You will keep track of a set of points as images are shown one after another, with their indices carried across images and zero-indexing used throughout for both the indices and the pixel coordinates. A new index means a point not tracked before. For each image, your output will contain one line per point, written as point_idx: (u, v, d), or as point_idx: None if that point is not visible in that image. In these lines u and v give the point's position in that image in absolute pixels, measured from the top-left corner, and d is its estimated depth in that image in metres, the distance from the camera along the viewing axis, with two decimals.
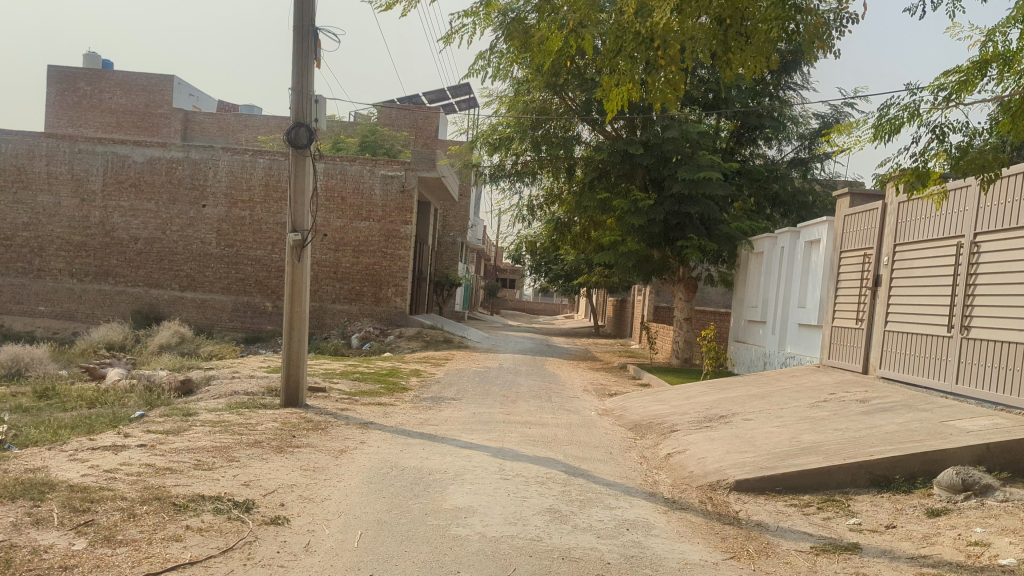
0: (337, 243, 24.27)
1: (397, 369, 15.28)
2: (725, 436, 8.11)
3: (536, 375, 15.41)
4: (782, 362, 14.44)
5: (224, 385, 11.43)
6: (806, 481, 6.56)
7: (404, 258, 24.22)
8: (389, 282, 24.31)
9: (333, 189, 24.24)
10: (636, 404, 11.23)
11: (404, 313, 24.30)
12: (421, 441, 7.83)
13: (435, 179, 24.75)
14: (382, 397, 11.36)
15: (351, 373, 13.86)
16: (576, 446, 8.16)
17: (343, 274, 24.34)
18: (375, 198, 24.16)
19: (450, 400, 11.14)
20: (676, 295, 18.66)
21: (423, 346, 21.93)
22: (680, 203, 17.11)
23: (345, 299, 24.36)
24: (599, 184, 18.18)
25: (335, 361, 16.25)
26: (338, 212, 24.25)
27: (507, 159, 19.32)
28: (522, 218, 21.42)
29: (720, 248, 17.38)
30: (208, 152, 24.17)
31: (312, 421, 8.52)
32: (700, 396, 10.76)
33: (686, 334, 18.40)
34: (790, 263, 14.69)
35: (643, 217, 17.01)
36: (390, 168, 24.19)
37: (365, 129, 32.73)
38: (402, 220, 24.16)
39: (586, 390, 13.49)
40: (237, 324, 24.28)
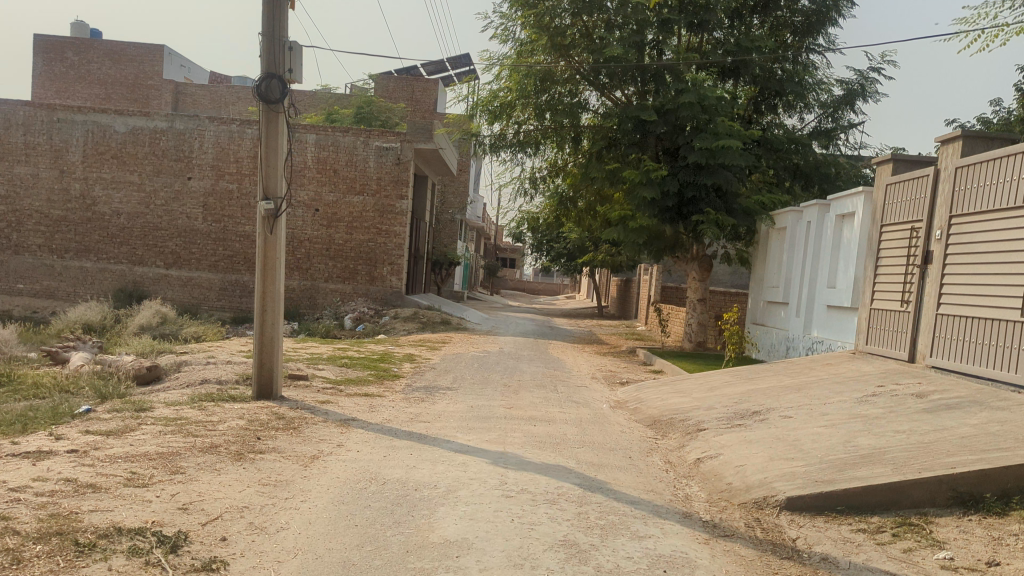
0: (329, 218, 23.07)
1: (390, 354, 14.10)
2: (764, 439, 6.93)
3: (540, 361, 14.24)
4: (808, 347, 13.28)
5: (194, 372, 10.26)
6: (873, 499, 5.40)
7: (400, 235, 23.01)
8: (384, 260, 23.13)
9: (325, 161, 22.98)
10: (653, 395, 10.05)
11: (400, 293, 23.13)
12: (408, 444, 6.66)
13: (432, 151, 23.50)
14: (369, 387, 10.19)
15: (338, 358, 12.69)
16: (591, 449, 6.99)
17: (336, 251, 23.16)
18: (369, 171, 22.94)
19: (446, 390, 9.98)
20: (689, 274, 17.49)
21: (419, 327, 20.79)
22: (696, 174, 15.90)
23: (338, 277, 23.18)
24: (608, 154, 16.99)
25: (324, 344, 15.08)
26: (331, 185, 23.01)
27: (509, 127, 18.14)
28: (524, 192, 20.21)
29: (738, 224, 16.18)
30: (193, 122, 22.89)
31: (284, 419, 7.34)
32: (726, 387, 9.59)
33: (700, 317, 17.27)
34: (818, 240, 13.47)
35: (656, 189, 15.79)
36: (385, 139, 22.93)
37: (360, 100, 31.45)
38: (397, 195, 22.94)
39: (594, 378, 12.33)
40: (225, 303, 23.13)
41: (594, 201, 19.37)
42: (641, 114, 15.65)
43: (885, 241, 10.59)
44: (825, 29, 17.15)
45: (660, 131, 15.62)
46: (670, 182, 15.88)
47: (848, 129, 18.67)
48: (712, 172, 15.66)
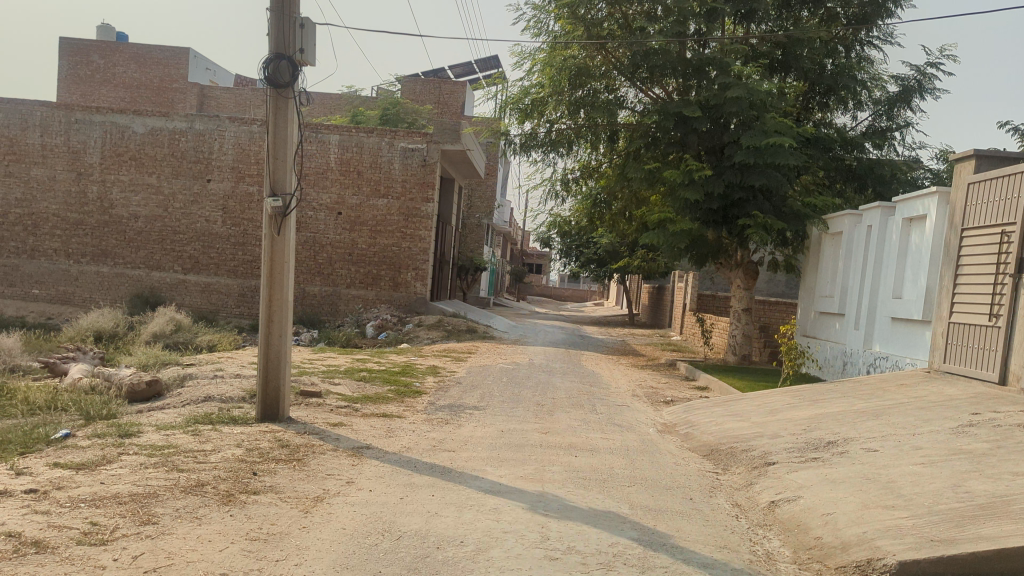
0: (352, 222, 22.21)
1: (412, 366, 13.15)
2: (850, 478, 5.84)
3: (574, 375, 13.20)
4: (869, 364, 12.13)
5: (198, 389, 9.34)
6: (1011, 567, 4.28)
7: (425, 239, 22.12)
8: (409, 266, 22.24)
9: (348, 163, 22.13)
10: (704, 418, 8.97)
11: (425, 300, 22.21)
12: (430, 482, 5.64)
13: (460, 153, 22.58)
14: (388, 405, 9.22)
15: (356, 371, 11.75)
16: (644, 488, 5.94)
17: (359, 257, 22.29)
18: (393, 173, 22.07)
19: (473, 410, 8.98)
20: (733, 283, 16.41)
21: (445, 336, 19.83)
22: (743, 174, 14.79)
23: (361, 284, 22.31)
24: (647, 153, 15.95)
25: (343, 355, 14.15)
26: (354, 188, 22.16)
27: (541, 125, 17.19)
28: (554, 195, 19.22)
29: (789, 229, 15.04)
30: (213, 122, 22.17)
31: (287, 447, 6.37)
32: (789, 411, 8.47)
33: (745, 328, 16.18)
34: (881, 246, 12.36)
35: (699, 190, 14.74)
36: (410, 140, 22.06)
37: (385, 102, 30.63)
38: (423, 197, 22.08)
39: (635, 396, 11.26)
40: (244, 310, 22.36)
41: (630, 204, 18.34)
42: (684, 110, 14.60)
43: (968, 247, 9.43)
44: (881, 20, 16.01)
45: (704, 128, 14.58)
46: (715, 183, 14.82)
47: (904, 129, 17.49)
48: (761, 172, 14.58)
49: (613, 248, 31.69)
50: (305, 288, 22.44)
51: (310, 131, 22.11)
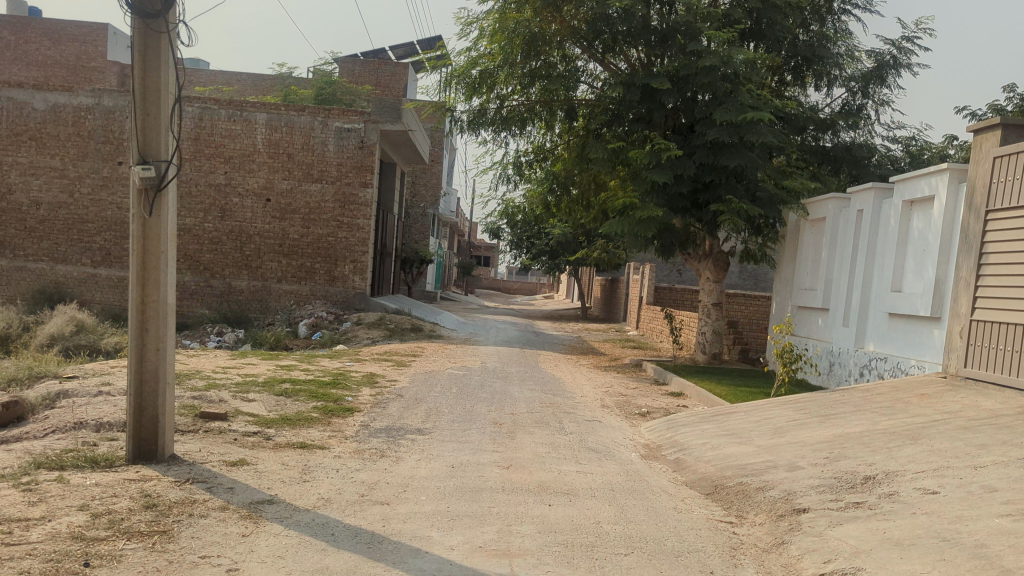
0: (282, 210, 20.27)
1: (346, 373, 11.36)
2: (924, 538, 4.30)
3: (532, 381, 11.58)
4: (862, 366, 10.84)
5: (69, 411, 7.45)
6: None
7: (364, 228, 20.31)
8: (346, 257, 20.39)
9: (276, 144, 20.14)
10: (696, 440, 7.43)
11: (365, 295, 20.40)
12: (350, 565, 3.94)
13: (400, 134, 20.79)
14: (309, 429, 7.45)
15: (276, 382, 9.93)
16: (648, 559, 4.32)
17: (291, 248, 20.35)
18: (328, 156, 20.19)
19: (415, 435, 7.28)
20: (702, 275, 15.00)
21: (386, 335, 18.06)
22: (716, 153, 13.36)
23: (293, 278, 20.39)
24: (609, 132, 14.42)
25: (267, 361, 12.31)
26: (283, 172, 20.19)
27: (491, 101, 15.61)
28: (505, 180, 17.62)
29: (765, 215, 13.68)
30: (124, 98, 19.98)
31: (154, 508, 4.57)
32: (801, 431, 6.97)
33: (715, 324, 14.82)
34: (874, 232, 11.04)
35: (667, 172, 13.29)
36: (346, 119, 20.24)
37: (321, 83, 28.64)
38: (361, 182, 20.25)
39: (604, 408, 9.70)
40: None
41: (587, 190, 16.83)
42: (652, 82, 13.09)
43: (994, 231, 8.06)
44: None
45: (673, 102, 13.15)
46: (685, 163, 13.38)
47: (880, 106, 16.26)
48: (736, 151, 13.17)
49: (565, 237, 30.25)
50: (230, 282, 20.36)
51: (234, 109, 20.04)
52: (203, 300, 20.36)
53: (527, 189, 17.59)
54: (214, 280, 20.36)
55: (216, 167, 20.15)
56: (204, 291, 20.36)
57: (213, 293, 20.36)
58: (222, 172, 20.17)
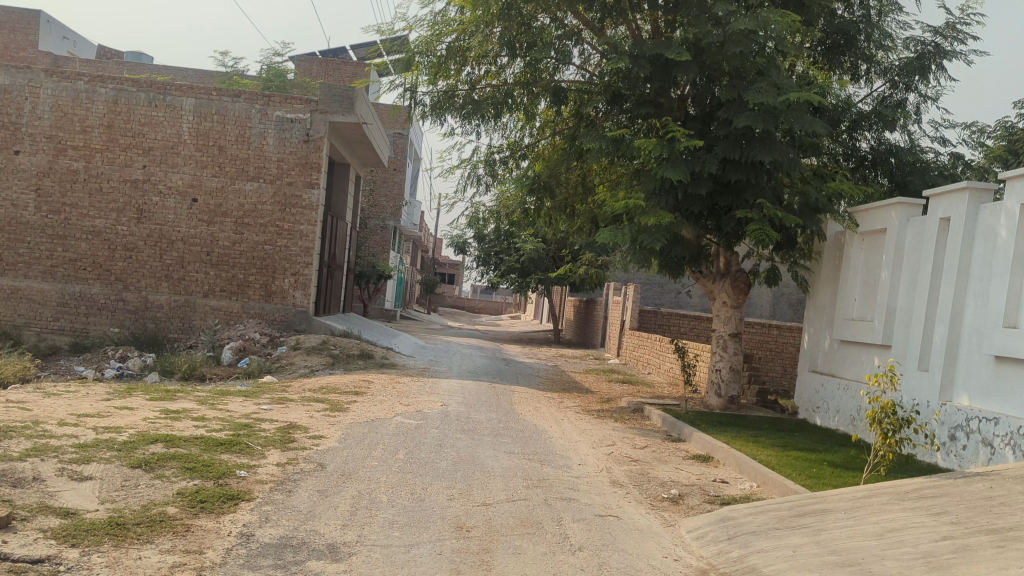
0: (210, 211, 17.11)
1: (255, 424, 8.29)
2: None
3: (509, 437, 8.64)
4: (954, 427, 8.04)
5: None
6: None
7: (307, 236, 17.28)
8: (285, 269, 17.28)
9: (205, 134, 17.06)
10: (790, 572, 4.52)
11: (308, 314, 17.31)
12: None
13: (353, 127, 17.82)
14: (145, 550, 4.39)
15: (141, 443, 6.83)
16: None
17: (220, 257, 17.15)
18: (266, 151, 17.16)
19: (323, 564, 4.29)
20: (716, 300, 12.18)
21: (329, 363, 14.98)
22: (744, 146, 10.56)
23: (222, 292, 17.17)
24: (607, 118, 11.57)
25: (154, 403, 9.16)
26: (213, 167, 17.08)
27: (460, 84, 12.99)
28: (474, 181, 14.67)
29: (802, 227, 10.88)
30: (22, 74, 16.83)
31: None
32: (978, 571, 4.13)
33: (733, 360, 12.03)
34: (969, 247, 8.28)
35: (682, 167, 10.50)
36: (289, 107, 17.27)
37: (271, 77, 25.68)
38: (304, 182, 17.26)
39: (617, 489, 6.77)
40: (63, 323, 16.91)
41: (573, 195, 13.94)
42: (668, 52, 10.31)
43: None
44: None
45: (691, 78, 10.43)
46: (703, 156, 10.62)
47: (924, 104, 13.51)
48: (768, 143, 10.44)
49: (538, 253, 27.49)
50: (148, 295, 17.01)
51: (156, 92, 16.95)
52: (114, 316, 16.94)
53: (501, 194, 14.75)
54: (127, 293, 16.97)
55: (134, 160, 16.97)
56: (116, 306, 16.94)
57: (126, 309, 16.96)
58: (140, 166, 16.98)
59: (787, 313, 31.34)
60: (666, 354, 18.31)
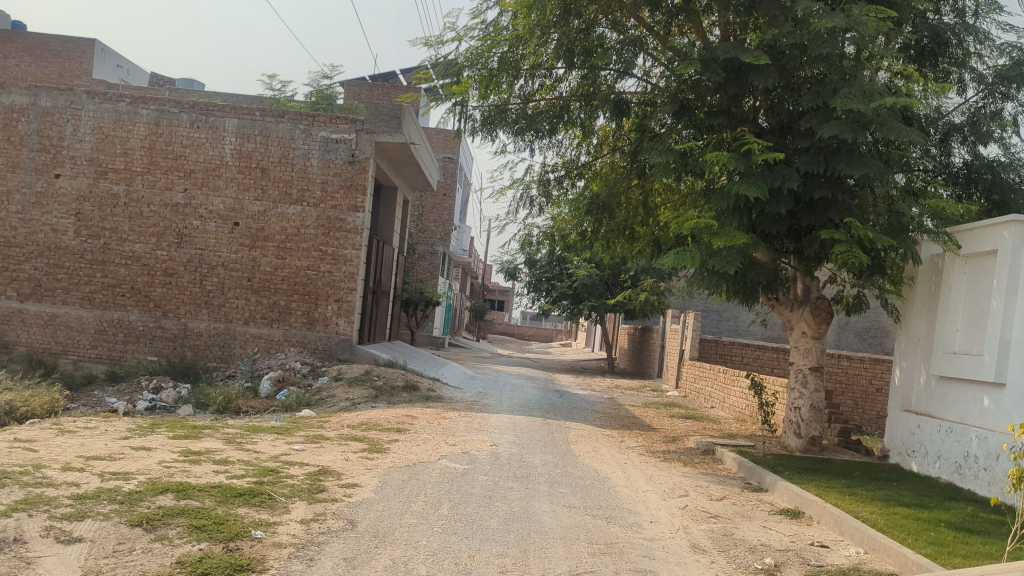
0: (252, 235, 16.50)
1: (282, 468, 7.42)
2: None
3: (568, 486, 7.60)
4: None
5: None
6: None
7: (351, 260, 16.55)
8: (328, 295, 16.54)
9: (247, 156, 16.51)
10: None
11: (351, 343, 16.52)
12: None
13: (400, 147, 17.08)
14: None
15: (149, 494, 5.99)
16: None
17: (262, 282, 16.51)
18: (310, 172, 16.53)
19: None
20: (795, 330, 11.05)
21: (371, 394, 14.13)
22: (830, 158, 9.46)
23: (264, 319, 16.50)
24: (675, 129, 10.58)
25: (175, 442, 8.37)
26: (255, 190, 16.49)
27: (513, 98, 12.14)
28: (525, 201, 13.76)
29: (896, 249, 9.68)
30: (65, 97, 16.53)
31: None
32: None
33: (813, 397, 10.85)
34: None
35: (760, 182, 9.44)
36: (333, 127, 16.63)
37: (318, 101, 25.27)
38: (349, 205, 16.56)
39: (699, 557, 5.69)
40: (102, 351, 16.40)
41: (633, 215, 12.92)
42: (745, 54, 9.31)
43: None
44: None
45: (771, 84, 9.39)
46: (782, 170, 9.55)
47: None
48: (857, 156, 9.33)
49: (591, 279, 26.46)
50: (187, 321, 16.43)
51: (199, 114, 16.48)
52: (152, 344, 16.39)
53: (555, 215, 13.83)
54: (166, 319, 16.42)
55: (175, 183, 16.48)
56: (155, 334, 16.39)
57: (165, 337, 16.39)
58: (181, 189, 16.48)
59: (853, 343, 29.84)
60: (731, 386, 17.07)
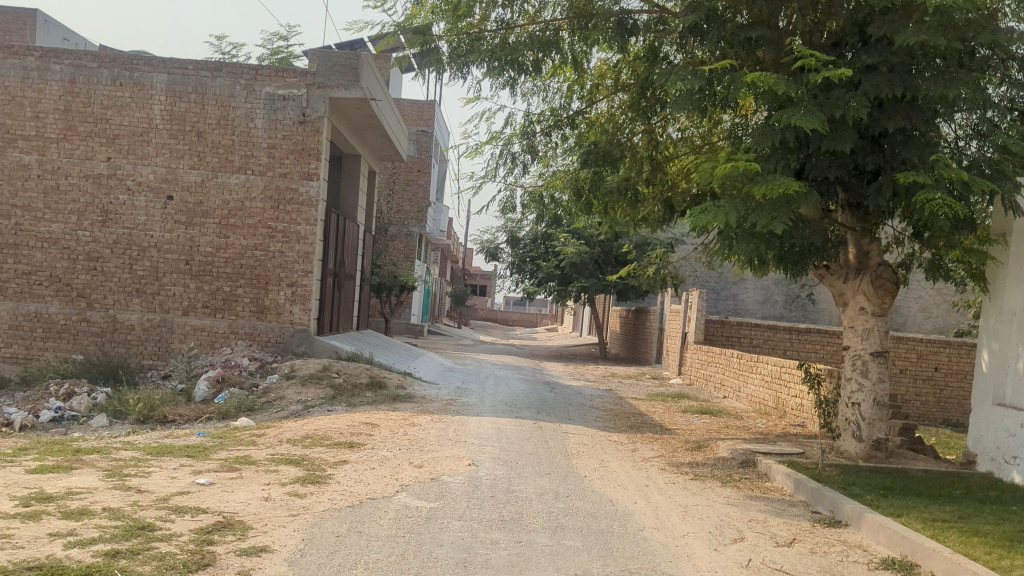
0: (188, 210, 14.01)
1: (163, 523, 5.06)
2: None
3: (579, 535, 5.36)
4: None
5: None
6: None
7: (305, 237, 14.19)
8: (280, 279, 14.17)
9: (180, 118, 14.02)
10: None
11: (308, 334, 14.19)
12: None
13: (359, 104, 14.63)
14: None
15: None
16: None
17: (202, 265, 14.06)
18: (255, 135, 14.11)
19: None
20: (849, 307, 8.86)
21: (329, 394, 11.83)
22: (908, 80, 7.27)
23: (205, 308, 14.07)
24: (703, 47, 8.34)
25: (30, 482, 5.98)
26: (191, 157, 14.00)
27: (489, 29, 9.78)
28: (507, 161, 11.43)
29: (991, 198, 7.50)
30: None
31: None
32: None
33: (877, 389, 8.64)
34: None
35: (818, 111, 7.24)
36: (280, 81, 14.18)
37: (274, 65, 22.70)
38: (301, 172, 14.16)
39: None
40: (16, 350, 13.93)
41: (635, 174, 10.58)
42: None
43: None
44: None
45: None
46: (844, 95, 7.35)
47: None
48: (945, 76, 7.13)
49: (581, 258, 24.24)
50: (116, 313, 13.94)
51: (122, 69, 13.96)
52: (76, 340, 13.91)
53: (543, 177, 11.53)
54: (91, 311, 13.92)
55: (97, 150, 13.91)
56: (78, 328, 13.90)
57: (91, 332, 13.91)
58: (104, 158, 13.92)
59: None
60: (749, 374, 14.86)
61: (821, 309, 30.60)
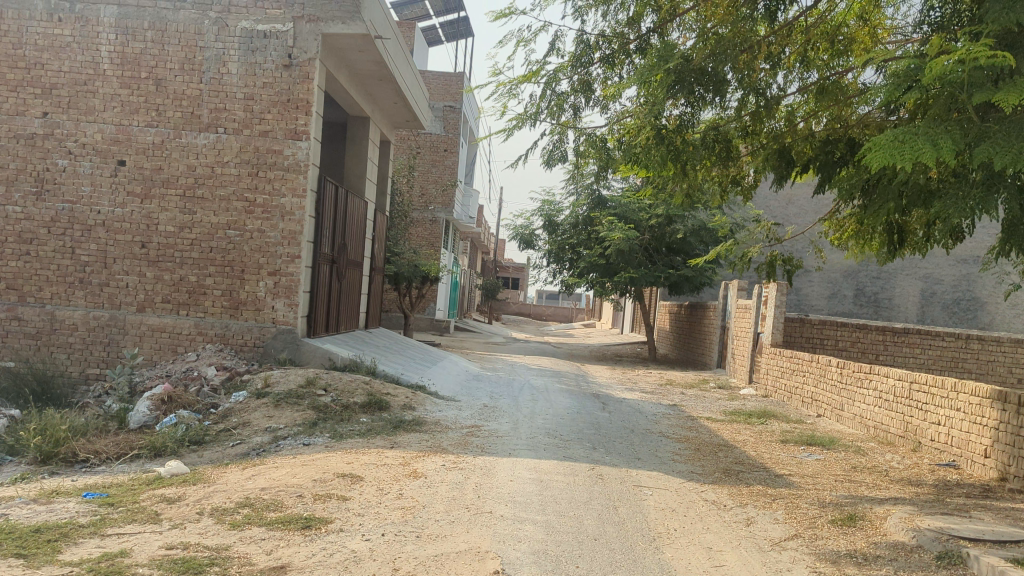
0: (143, 179, 11.07)
1: None
2: None
3: None
4: None
5: None
6: None
7: (291, 214, 11.18)
8: (259, 266, 11.19)
9: (134, 62, 11.08)
10: None
11: (295, 336, 11.18)
12: None
13: (361, 44, 11.60)
14: None
15: None
16: None
17: (161, 248, 11.13)
18: (227, 84, 11.14)
19: None
20: None
21: (308, 417, 8.82)
22: None
23: (166, 302, 11.13)
24: None
25: None
26: (147, 112, 11.06)
27: None
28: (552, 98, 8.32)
29: None
30: None
31: None
32: None
33: None
34: None
35: None
36: (259, 14, 11.19)
37: None
38: (285, 131, 11.17)
39: None
40: None
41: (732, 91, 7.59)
42: None
43: None
44: None
45: None
46: None
47: None
48: None
49: (630, 245, 21.01)
50: (54, 309, 11.06)
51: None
52: (6, 343, 11.09)
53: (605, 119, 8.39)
54: (24, 307, 11.06)
55: (29, 103, 11.04)
56: (9, 328, 11.08)
57: (24, 333, 11.08)
58: (38, 113, 11.04)
59: None
60: (858, 389, 11.62)
61: (896, 305, 27.08)
